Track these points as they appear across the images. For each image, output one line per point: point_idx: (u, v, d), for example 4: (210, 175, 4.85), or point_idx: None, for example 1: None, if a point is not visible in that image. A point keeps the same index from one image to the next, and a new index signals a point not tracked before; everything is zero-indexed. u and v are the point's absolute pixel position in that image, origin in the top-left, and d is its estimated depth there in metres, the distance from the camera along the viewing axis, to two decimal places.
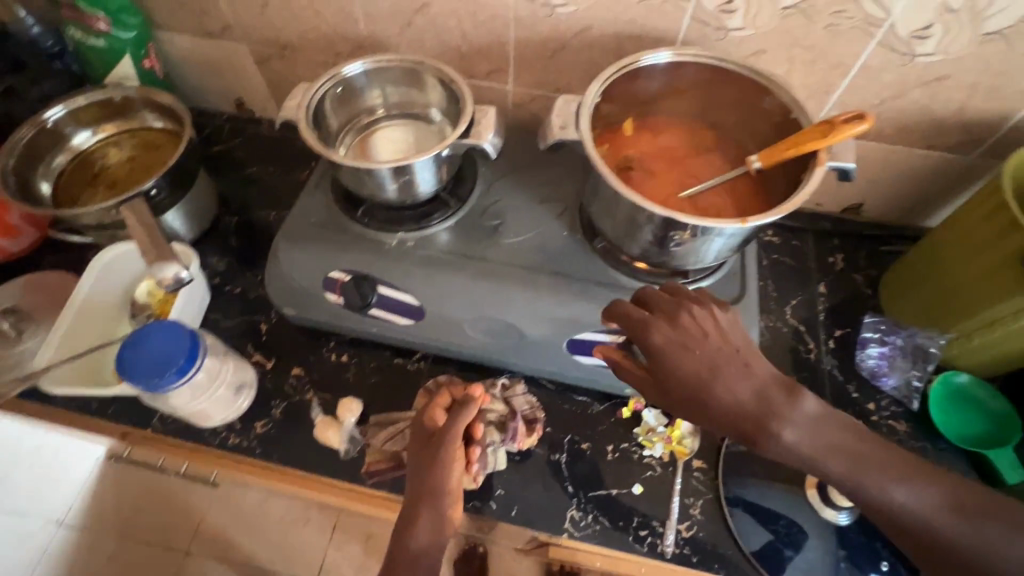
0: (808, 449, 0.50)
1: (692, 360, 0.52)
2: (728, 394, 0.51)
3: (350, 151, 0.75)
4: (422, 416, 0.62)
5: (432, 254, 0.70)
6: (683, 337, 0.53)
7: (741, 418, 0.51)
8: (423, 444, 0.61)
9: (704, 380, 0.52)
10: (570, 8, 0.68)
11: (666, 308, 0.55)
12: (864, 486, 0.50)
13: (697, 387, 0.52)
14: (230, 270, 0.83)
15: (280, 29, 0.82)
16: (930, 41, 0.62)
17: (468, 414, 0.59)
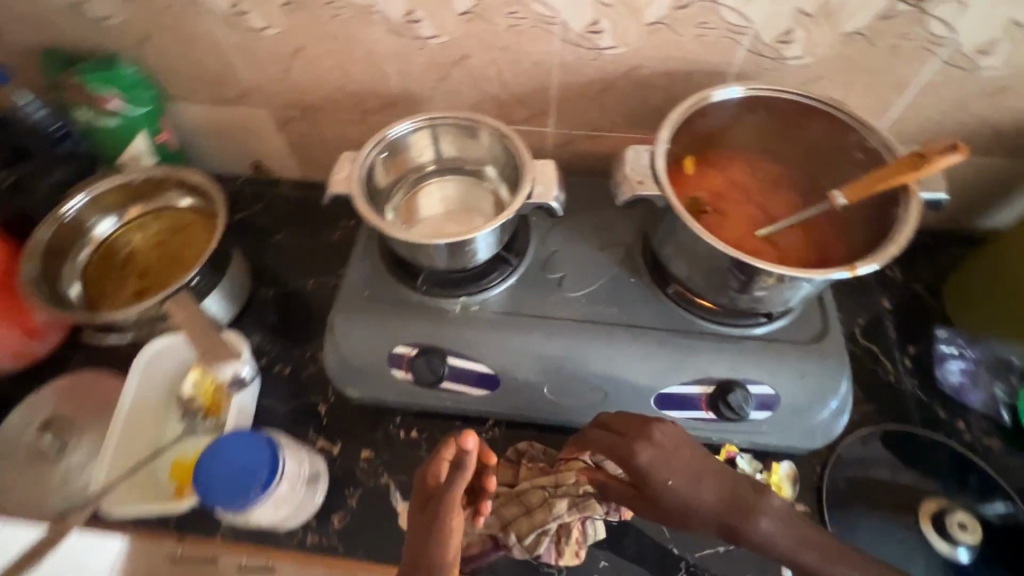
0: (786, 545, 0.49)
1: (678, 472, 0.52)
2: (695, 501, 0.51)
3: (399, 214, 0.71)
4: (421, 471, 0.50)
5: (501, 319, 0.67)
6: (658, 452, 0.53)
7: (723, 518, 0.51)
8: (419, 510, 0.48)
9: (686, 494, 0.51)
10: (619, 50, 0.66)
11: (637, 426, 0.55)
12: None
13: (682, 499, 0.51)
14: (275, 349, 0.78)
15: (303, 92, 0.78)
16: (994, 55, 0.61)
17: (465, 474, 0.48)
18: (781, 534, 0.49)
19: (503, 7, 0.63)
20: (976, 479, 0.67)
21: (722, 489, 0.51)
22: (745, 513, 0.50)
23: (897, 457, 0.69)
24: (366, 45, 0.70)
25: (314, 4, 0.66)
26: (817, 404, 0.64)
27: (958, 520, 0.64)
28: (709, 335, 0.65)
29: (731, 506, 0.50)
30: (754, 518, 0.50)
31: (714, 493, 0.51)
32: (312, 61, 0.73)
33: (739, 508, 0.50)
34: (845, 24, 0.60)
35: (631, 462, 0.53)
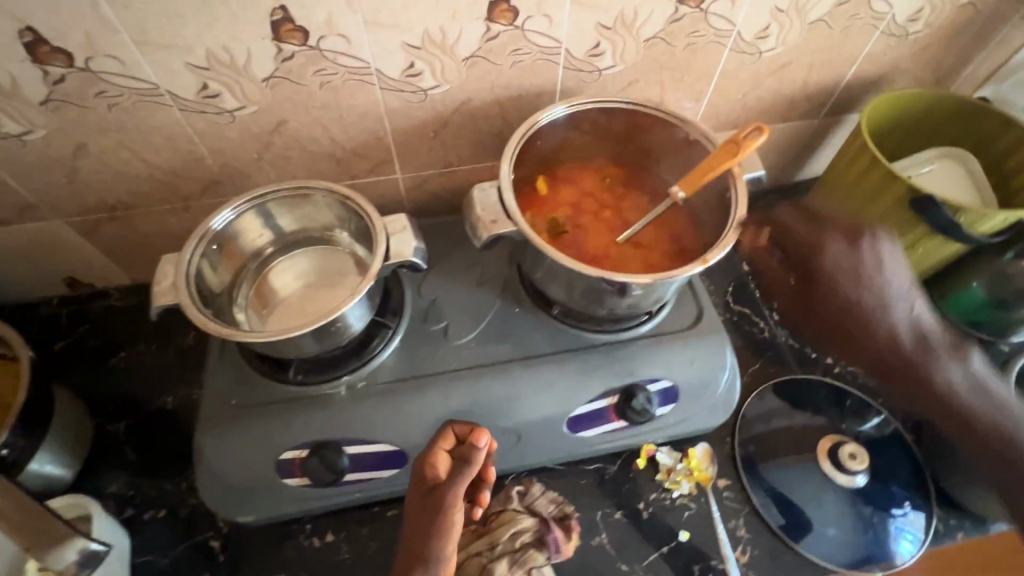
0: (966, 395, 0.60)
1: (852, 266, 0.62)
2: (890, 299, 0.61)
3: (251, 304, 0.64)
4: (422, 461, 0.54)
5: (392, 389, 0.62)
6: (852, 260, 0.62)
7: (884, 334, 0.61)
8: (421, 501, 0.52)
9: (870, 309, 0.60)
10: (444, 88, 0.64)
11: (812, 224, 0.65)
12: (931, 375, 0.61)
13: (865, 299, 0.61)
14: (141, 491, 0.66)
15: (102, 191, 0.67)
16: (771, 38, 0.68)
17: (469, 470, 0.51)
18: (953, 378, 0.60)
19: (308, 66, 0.58)
20: (852, 402, 0.76)
21: (912, 323, 0.61)
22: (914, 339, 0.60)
23: (790, 404, 0.75)
24: (162, 128, 0.61)
25: (80, 97, 0.55)
26: (711, 383, 0.67)
27: (848, 451, 0.69)
28: (601, 346, 0.66)
29: (903, 322, 0.61)
30: (932, 364, 0.60)
31: (898, 306, 0.61)
32: (102, 157, 0.62)
33: (909, 329, 0.61)
34: (644, 31, 0.63)
35: (864, 255, 0.62)
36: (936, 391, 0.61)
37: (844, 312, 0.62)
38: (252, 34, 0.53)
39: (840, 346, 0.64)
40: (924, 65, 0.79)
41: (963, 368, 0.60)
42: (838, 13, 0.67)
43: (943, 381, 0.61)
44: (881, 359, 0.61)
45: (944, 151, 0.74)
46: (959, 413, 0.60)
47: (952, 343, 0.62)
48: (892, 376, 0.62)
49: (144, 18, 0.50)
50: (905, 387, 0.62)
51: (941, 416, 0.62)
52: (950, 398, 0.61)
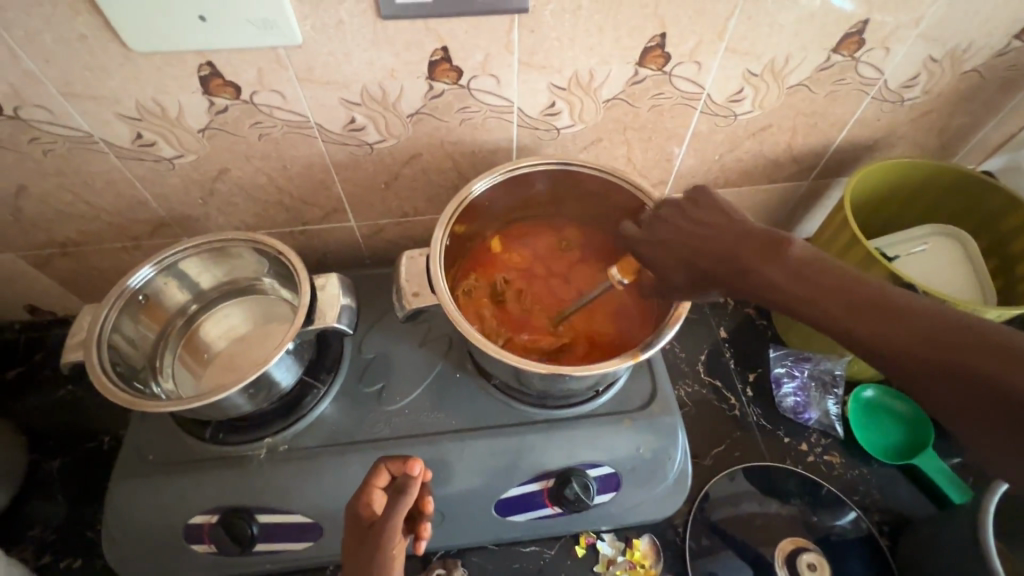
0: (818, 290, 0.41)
1: (681, 240, 0.49)
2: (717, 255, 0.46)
3: (177, 363, 0.62)
4: (355, 503, 0.47)
5: (315, 455, 0.59)
6: (679, 244, 0.49)
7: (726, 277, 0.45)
8: (357, 544, 0.44)
9: (688, 258, 0.48)
10: (390, 142, 0.61)
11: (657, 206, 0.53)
12: (771, 288, 0.43)
13: (676, 245, 0.49)
14: (63, 537, 0.65)
15: (49, 229, 0.66)
16: (746, 101, 0.63)
17: (408, 499, 0.44)
18: (801, 270, 0.42)
19: (244, 119, 0.56)
20: (827, 493, 0.69)
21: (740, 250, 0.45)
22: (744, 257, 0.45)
23: (759, 490, 0.68)
24: (102, 173, 0.60)
25: (14, 142, 0.55)
26: (660, 469, 0.62)
27: (806, 559, 0.63)
28: (541, 424, 0.61)
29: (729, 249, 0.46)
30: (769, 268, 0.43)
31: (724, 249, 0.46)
32: (44, 198, 0.62)
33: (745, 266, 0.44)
34: (602, 92, 0.60)
35: (721, 207, 0.49)
36: (753, 284, 0.43)
37: (670, 226, 0.50)
38: (180, 87, 0.52)
39: (682, 280, 0.48)
40: (926, 131, 0.72)
41: (784, 265, 0.43)
42: (821, 78, 0.62)
43: (780, 255, 0.43)
44: (685, 272, 0.48)
45: (941, 228, 0.69)
46: (828, 308, 0.40)
47: (762, 242, 0.44)
48: (712, 267, 0.46)
49: (68, 72, 0.49)
50: (718, 283, 0.46)
51: (812, 295, 0.41)
52: (792, 276, 0.42)
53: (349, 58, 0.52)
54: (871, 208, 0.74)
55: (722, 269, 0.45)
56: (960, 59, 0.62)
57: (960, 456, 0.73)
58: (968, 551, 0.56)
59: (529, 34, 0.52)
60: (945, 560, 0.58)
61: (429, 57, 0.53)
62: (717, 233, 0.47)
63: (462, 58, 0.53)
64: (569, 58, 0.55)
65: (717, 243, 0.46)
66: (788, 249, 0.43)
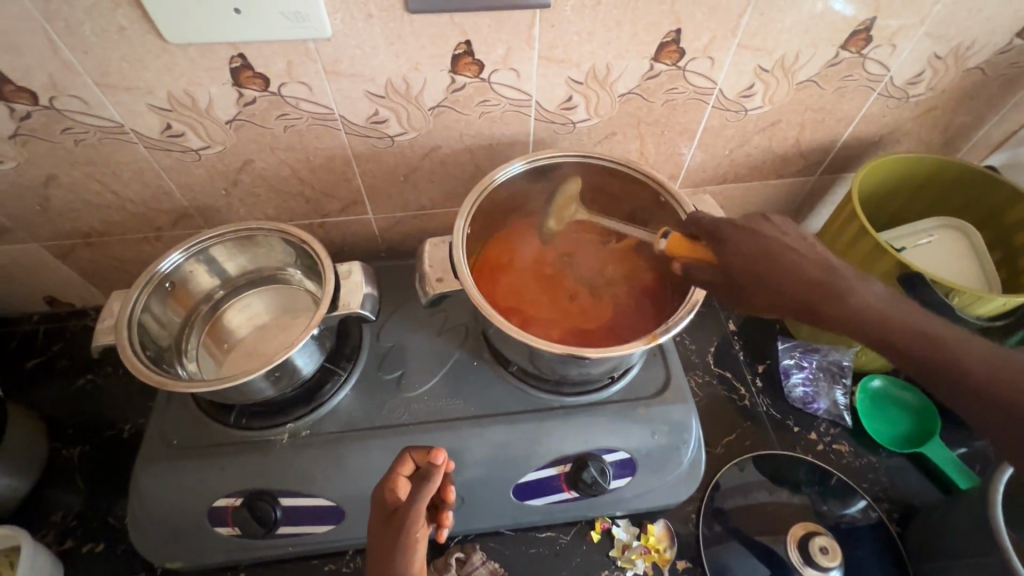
0: (897, 315, 0.43)
1: (769, 242, 0.48)
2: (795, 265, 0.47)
3: (202, 346, 0.64)
4: (380, 490, 0.47)
5: (335, 440, 0.60)
6: (763, 243, 0.48)
7: (810, 290, 0.46)
8: (382, 527, 0.45)
9: (771, 256, 0.48)
10: (410, 135, 0.63)
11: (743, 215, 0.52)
12: (855, 305, 0.44)
13: (760, 247, 0.48)
14: (86, 522, 0.66)
15: (74, 219, 0.67)
16: (756, 97, 0.65)
17: (430, 488, 0.44)
18: (884, 303, 0.44)
19: (271, 111, 0.58)
20: (836, 481, 0.70)
21: (823, 263, 0.47)
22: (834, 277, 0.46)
23: (769, 479, 0.70)
24: (130, 163, 0.61)
25: (46, 132, 0.56)
26: (673, 456, 0.64)
27: (819, 544, 0.63)
28: (559, 410, 0.62)
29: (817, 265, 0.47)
30: (849, 290, 0.45)
31: (809, 265, 0.47)
32: (73, 188, 0.63)
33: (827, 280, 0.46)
34: (618, 87, 0.61)
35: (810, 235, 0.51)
36: (847, 302, 0.44)
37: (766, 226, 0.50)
38: (212, 79, 0.54)
39: (757, 289, 0.48)
40: (930, 128, 0.74)
41: (877, 293, 0.45)
42: (829, 74, 0.64)
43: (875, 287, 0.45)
44: (759, 276, 0.47)
45: (946, 222, 0.71)
46: (932, 338, 0.41)
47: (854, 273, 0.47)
48: (807, 280, 0.46)
49: (104, 61, 0.51)
50: (809, 299, 0.46)
51: (897, 326, 0.42)
52: (890, 306, 0.44)
53: (375, 51, 0.54)
54: (878, 202, 0.76)
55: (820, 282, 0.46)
56: (964, 56, 0.64)
57: (965, 446, 0.75)
58: (978, 533, 0.57)
59: (549, 29, 0.54)
60: (955, 545, 0.59)
61: (452, 51, 0.55)
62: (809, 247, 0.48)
63: (484, 51, 0.55)
64: (588, 53, 0.57)
65: (808, 258, 0.47)
66: (870, 283, 0.46)
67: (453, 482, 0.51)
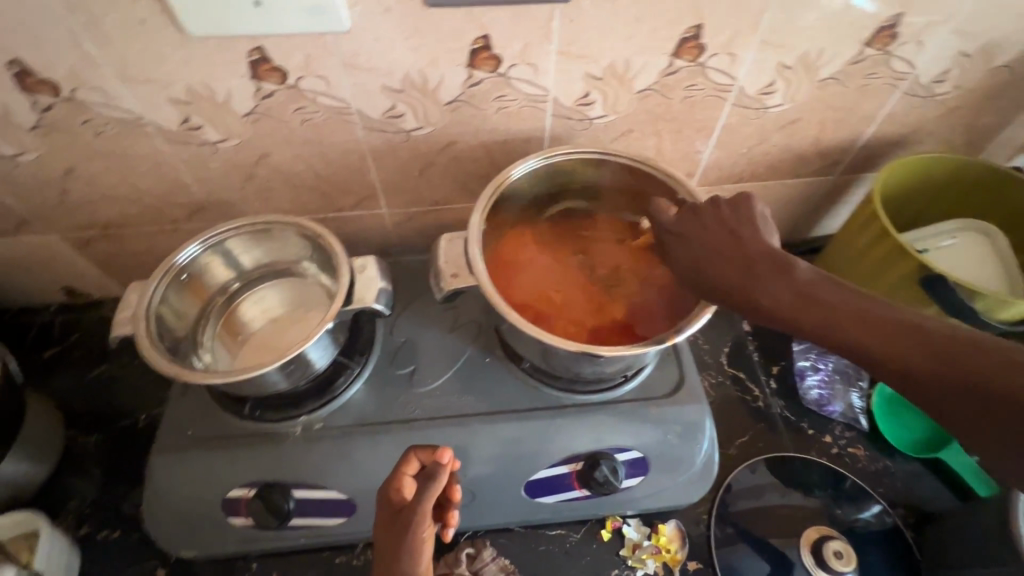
0: (800, 303, 0.45)
1: (696, 246, 0.52)
2: (710, 268, 0.50)
3: (217, 338, 0.64)
4: (385, 489, 0.47)
5: (348, 433, 0.60)
6: (686, 251, 0.52)
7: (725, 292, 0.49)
8: (389, 526, 0.45)
9: (693, 264, 0.51)
10: (426, 129, 0.63)
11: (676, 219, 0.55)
12: (761, 302, 0.46)
13: (686, 256, 0.52)
14: (102, 510, 0.67)
15: (92, 211, 0.68)
16: (777, 94, 0.64)
17: (436, 486, 0.45)
18: (789, 293, 0.45)
19: (288, 104, 0.58)
20: (850, 485, 0.69)
21: (739, 260, 0.49)
22: (747, 272, 0.48)
23: (782, 481, 0.69)
24: (148, 156, 0.62)
25: (67, 124, 0.57)
26: (686, 456, 0.63)
27: (834, 548, 0.62)
28: (571, 408, 0.62)
29: (732, 262, 0.49)
30: (760, 284, 0.47)
31: (724, 265, 0.49)
32: (91, 180, 0.64)
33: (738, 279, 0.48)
34: (636, 83, 0.61)
35: (753, 218, 0.51)
36: (757, 298, 0.47)
37: (701, 225, 0.52)
38: (231, 71, 0.54)
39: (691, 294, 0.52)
40: (955, 127, 0.73)
41: (788, 286, 0.46)
42: (852, 71, 0.62)
43: (790, 277, 0.46)
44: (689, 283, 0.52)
45: (970, 224, 0.69)
46: (830, 321, 0.43)
47: (775, 262, 0.47)
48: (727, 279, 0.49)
49: (125, 54, 0.51)
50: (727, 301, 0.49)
51: (802, 314, 0.44)
52: (799, 298, 0.45)
53: (393, 45, 0.53)
54: (898, 202, 0.75)
55: (735, 283, 0.48)
56: (993, 54, 0.63)
57: None
58: (998, 540, 0.56)
59: (568, 24, 0.54)
60: (973, 552, 0.58)
61: (470, 45, 0.54)
62: (736, 242, 0.50)
63: (502, 46, 0.55)
64: (607, 48, 0.56)
65: (731, 256, 0.49)
66: (790, 266, 0.47)
67: (458, 481, 0.52)
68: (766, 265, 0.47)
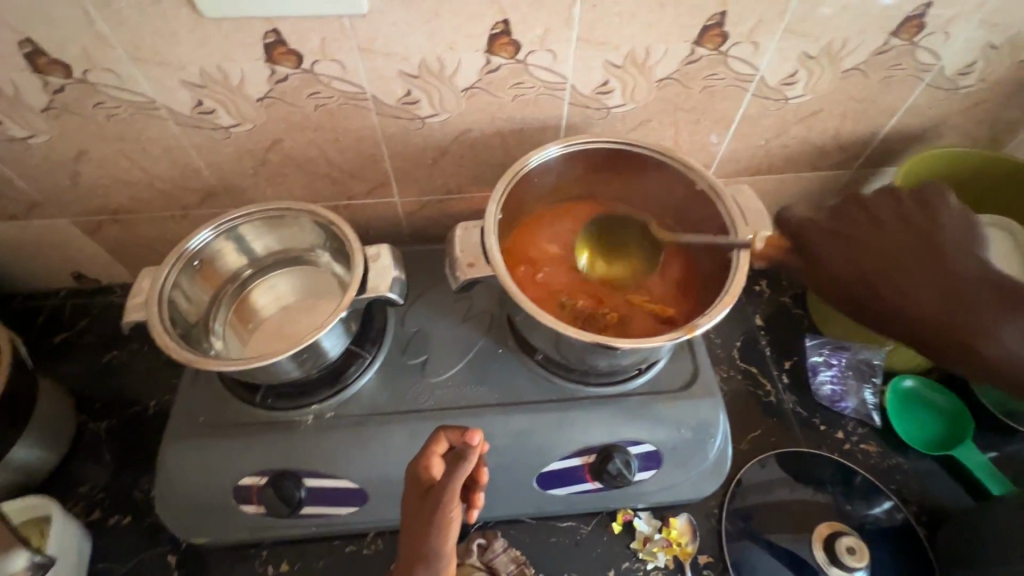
0: None
1: (887, 260, 0.46)
2: (916, 291, 0.44)
3: (230, 325, 0.64)
4: (415, 466, 0.47)
5: (360, 423, 0.60)
6: (874, 263, 0.46)
7: (940, 321, 0.43)
8: (417, 505, 0.44)
9: (889, 280, 0.45)
10: (441, 117, 0.62)
11: (851, 223, 0.49)
12: (987, 339, 0.42)
13: (872, 270, 0.46)
14: (112, 496, 0.67)
15: (103, 196, 0.67)
16: (798, 85, 0.63)
17: (466, 467, 0.43)
18: (1019, 331, 0.42)
19: (302, 89, 0.57)
20: (862, 481, 0.69)
21: (956, 283, 0.44)
22: (967, 302, 0.43)
23: (794, 476, 0.69)
24: (160, 140, 0.61)
25: (79, 106, 0.56)
26: (698, 451, 0.63)
27: (847, 543, 0.62)
28: (584, 400, 0.61)
29: (946, 286, 0.44)
30: (991, 317, 0.43)
31: (937, 290, 0.44)
32: (103, 163, 0.63)
33: (961, 309, 0.43)
34: (656, 71, 0.60)
35: (950, 227, 0.46)
36: (983, 334, 0.43)
37: (890, 240, 0.47)
38: (245, 55, 0.53)
39: (881, 312, 0.46)
40: (977, 121, 0.71)
41: (1018, 326, 0.42)
42: (876, 63, 0.61)
43: (1018, 311, 0.43)
44: (880, 303, 0.46)
45: (990, 221, 0.69)
46: None
47: (997, 290, 0.43)
48: (946, 310, 0.43)
49: (137, 34, 0.50)
50: (937, 341, 0.44)
51: None
52: None
53: (411, 29, 0.52)
54: None
55: (958, 322, 0.43)
56: (1021, 46, 0.61)
57: (997, 450, 0.73)
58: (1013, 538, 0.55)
59: (590, 9, 0.53)
60: (987, 550, 0.58)
61: (489, 30, 0.53)
62: (947, 266, 0.45)
63: (521, 31, 0.54)
64: (627, 34, 0.55)
65: (947, 287, 0.44)
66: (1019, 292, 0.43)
67: (485, 464, 0.51)
68: (991, 292, 0.43)
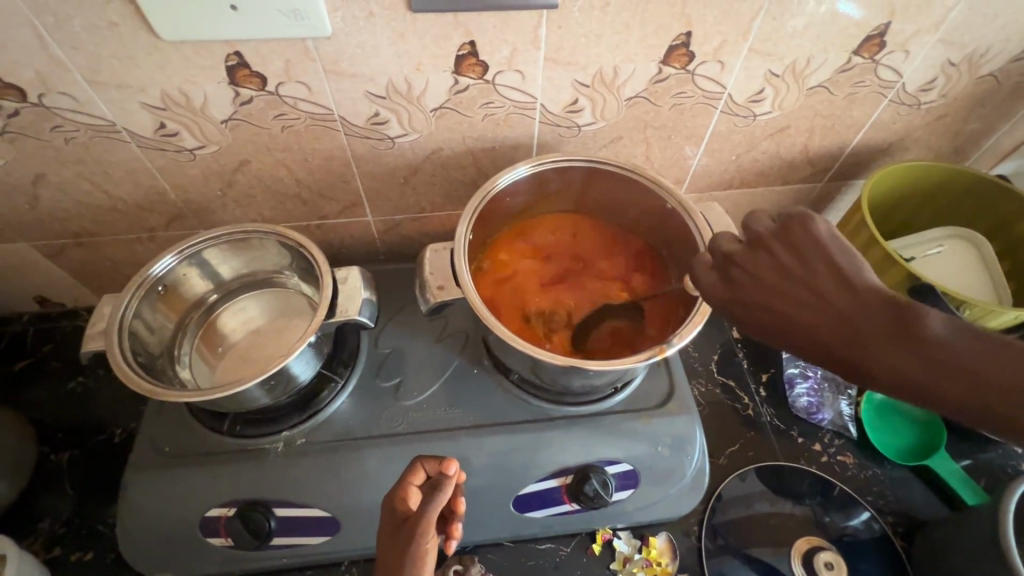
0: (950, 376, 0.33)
1: (769, 302, 0.40)
2: (800, 332, 0.38)
3: (196, 351, 0.63)
4: (391, 496, 0.46)
5: (331, 449, 0.58)
6: (755, 310, 0.40)
7: (833, 361, 0.36)
8: (391, 537, 0.43)
9: (772, 326, 0.39)
10: (412, 136, 0.61)
11: (728, 264, 0.43)
12: (888, 376, 0.34)
13: (756, 316, 0.40)
14: (74, 530, 0.65)
15: (65, 219, 0.66)
16: (765, 102, 0.64)
17: (443, 496, 0.43)
18: (930, 360, 0.33)
19: (268, 110, 0.56)
20: (840, 492, 0.69)
21: (844, 318, 0.36)
22: (858, 336, 0.35)
23: (773, 489, 0.69)
24: (122, 162, 0.60)
25: (35, 129, 0.54)
26: (676, 468, 0.62)
27: (825, 558, 0.63)
28: (559, 420, 0.61)
29: (830, 323, 0.37)
30: (889, 349, 0.34)
31: (821, 328, 0.37)
32: (63, 187, 0.61)
33: (849, 346, 0.36)
34: (625, 90, 0.60)
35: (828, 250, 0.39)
36: (885, 370, 0.34)
37: (765, 283, 0.40)
38: (207, 77, 0.52)
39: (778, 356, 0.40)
40: (940, 135, 0.73)
41: (927, 355, 0.33)
42: (840, 80, 0.62)
43: (921, 338, 0.34)
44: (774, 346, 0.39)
45: (957, 232, 0.70)
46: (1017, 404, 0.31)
47: (894, 316, 0.35)
48: (836, 351, 0.36)
49: (94, 57, 0.49)
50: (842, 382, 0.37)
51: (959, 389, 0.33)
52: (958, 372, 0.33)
53: (377, 51, 0.52)
54: (889, 209, 0.75)
55: (857, 365, 0.35)
56: (978, 64, 0.63)
57: (969, 458, 0.74)
58: (985, 547, 0.56)
59: (556, 30, 0.53)
60: (961, 559, 0.59)
61: (456, 51, 0.53)
62: (829, 298, 0.37)
63: (488, 53, 0.54)
64: (593, 54, 0.55)
65: (832, 325, 0.36)
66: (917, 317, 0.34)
67: (463, 494, 0.50)
68: (881, 318, 0.35)
